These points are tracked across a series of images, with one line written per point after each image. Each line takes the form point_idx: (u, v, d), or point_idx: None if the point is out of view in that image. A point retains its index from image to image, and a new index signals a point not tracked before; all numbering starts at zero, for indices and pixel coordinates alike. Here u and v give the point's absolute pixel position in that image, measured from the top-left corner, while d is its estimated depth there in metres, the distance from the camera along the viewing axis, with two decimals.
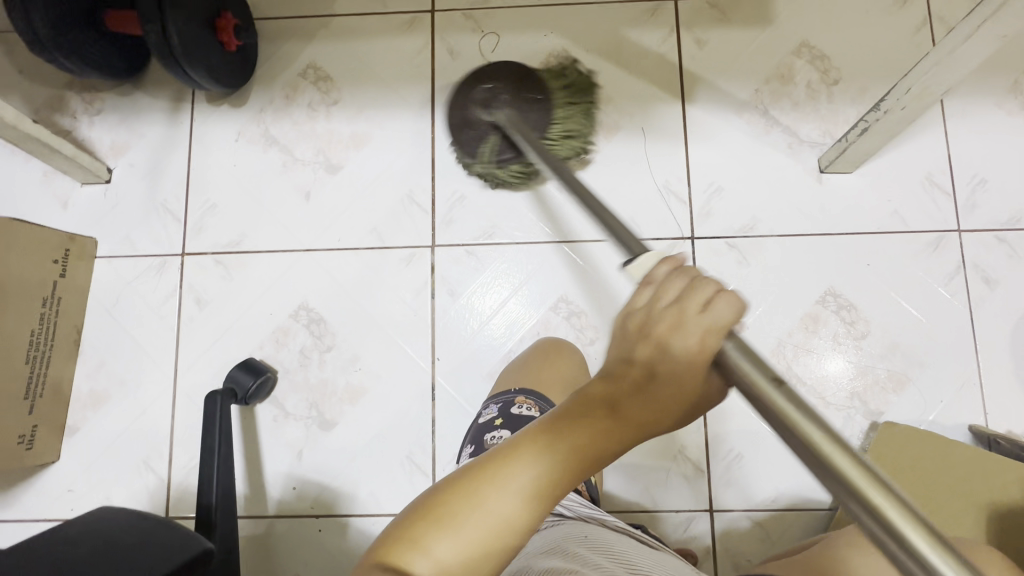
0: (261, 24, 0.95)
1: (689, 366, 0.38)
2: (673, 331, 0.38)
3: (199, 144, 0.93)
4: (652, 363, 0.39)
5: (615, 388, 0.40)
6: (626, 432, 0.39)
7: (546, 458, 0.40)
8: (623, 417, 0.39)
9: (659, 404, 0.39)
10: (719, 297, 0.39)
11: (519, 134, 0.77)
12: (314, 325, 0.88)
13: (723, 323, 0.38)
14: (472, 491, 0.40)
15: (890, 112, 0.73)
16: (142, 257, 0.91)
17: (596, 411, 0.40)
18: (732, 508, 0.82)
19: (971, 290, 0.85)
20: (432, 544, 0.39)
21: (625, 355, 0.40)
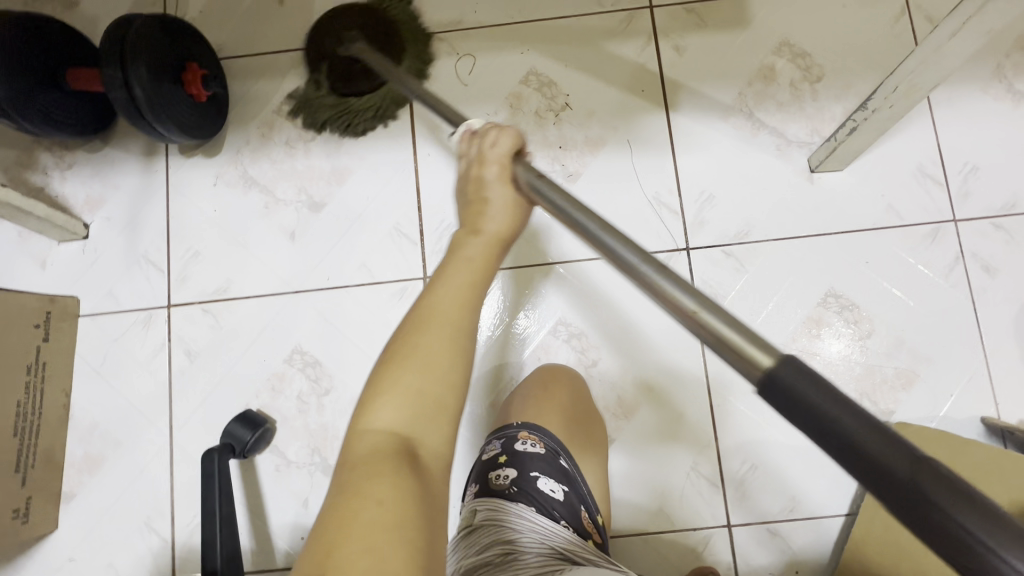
0: (231, 64, 0.93)
1: (497, 180, 0.52)
2: (481, 169, 0.52)
3: (176, 191, 0.91)
4: (479, 193, 0.51)
5: (471, 221, 0.50)
6: (494, 240, 0.49)
7: (450, 277, 0.46)
8: (483, 232, 0.49)
9: (501, 209, 0.51)
10: (497, 133, 0.54)
11: (379, 65, 0.82)
12: (310, 369, 0.86)
13: (507, 146, 0.53)
14: (408, 329, 0.43)
15: (878, 111, 0.72)
16: (127, 312, 0.88)
17: (463, 239, 0.49)
18: (750, 522, 0.81)
19: (972, 280, 0.84)
20: (395, 385, 0.41)
21: (462, 202, 0.53)
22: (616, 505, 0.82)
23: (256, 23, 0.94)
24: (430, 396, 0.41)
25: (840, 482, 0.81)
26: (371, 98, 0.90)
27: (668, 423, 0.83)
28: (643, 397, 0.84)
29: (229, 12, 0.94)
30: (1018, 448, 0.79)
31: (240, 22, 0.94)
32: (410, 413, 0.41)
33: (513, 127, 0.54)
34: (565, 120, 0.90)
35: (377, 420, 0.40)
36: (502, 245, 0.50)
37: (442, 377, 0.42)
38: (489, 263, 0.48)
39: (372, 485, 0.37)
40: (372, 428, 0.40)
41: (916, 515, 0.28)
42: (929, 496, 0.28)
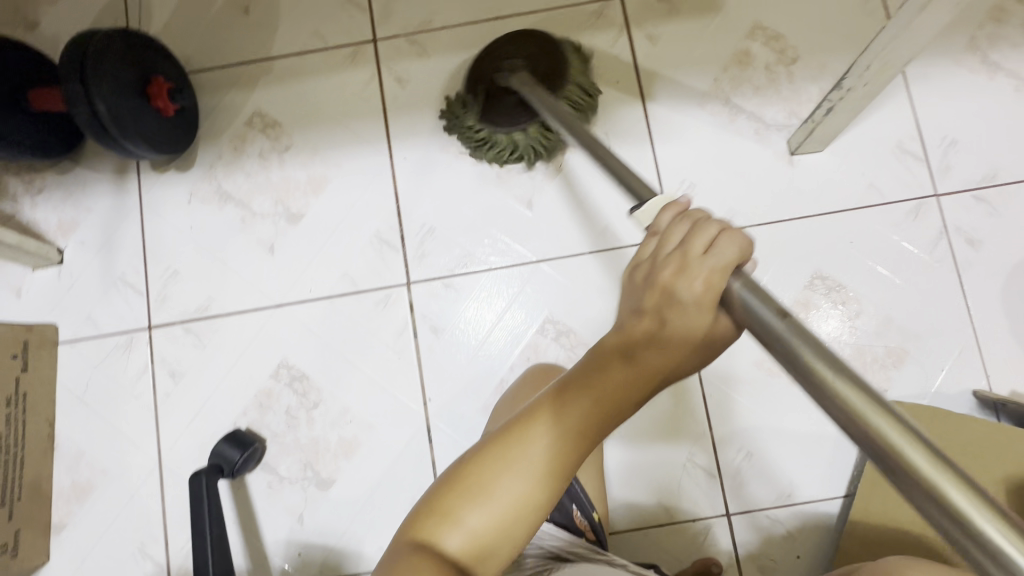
0: (199, 78, 0.91)
1: (694, 307, 0.37)
2: (677, 275, 0.37)
3: (150, 210, 0.89)
4: (658, 311, 0.38)
5: (629, 339, 0.39)
6: (639, 383, 0.39)
7: (563, 422, 0.40)
8: (636, 367, 0.39)
9: (675, 351, 0.38)
10: (719, 236, 0.37)
11: (534, 98, 0.71)
12: (297, 383, 0.85)
13: (727, 260, 0.36)
14: (496, 465, 0.41)
15: (854, 89, 0.71)
16: (107, 336, 0.87)
17: (606, 365, 0.40)
18: (748, 510, 0.80)
19: (957, 254, 0.84)
20: (462, 517, 0.41)
21: (636, 300, 0.40)
22: (614, 501, 0.81)
23: (221, 34, 0.92)
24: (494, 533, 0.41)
25: (837, 464, 0.81)
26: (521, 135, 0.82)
27: (662, 414, 0.83)
28: None
29: (192, 24, 0.92)
30: (1010, 419, 0.79)
31: (204, 33, 0.92)
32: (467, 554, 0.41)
33: (747, 233, 0.37)
34: None
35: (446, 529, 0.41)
36: (649, 392, 0.40)
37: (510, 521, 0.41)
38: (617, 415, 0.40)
39: None
40: (438, 533, 0.41)
41: None
42: None
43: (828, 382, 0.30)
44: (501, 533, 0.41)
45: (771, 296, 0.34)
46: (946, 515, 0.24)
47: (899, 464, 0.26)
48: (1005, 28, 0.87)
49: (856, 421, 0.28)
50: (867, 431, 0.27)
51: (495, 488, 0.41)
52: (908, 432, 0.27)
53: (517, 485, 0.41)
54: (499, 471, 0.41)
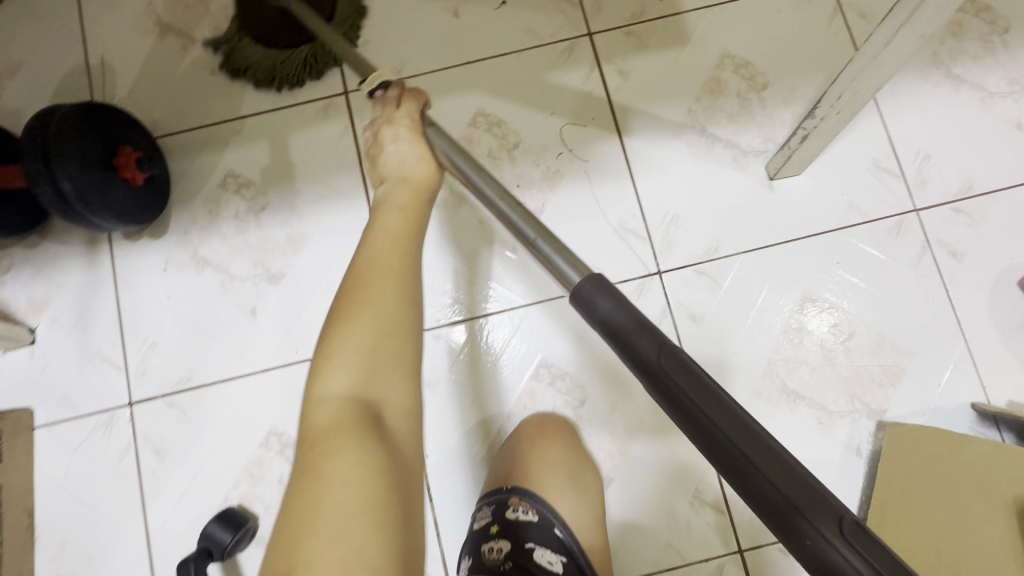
0: (168, 143, 0.89)
1: (411, 134, 0.60)
2: (390, 127, 0.61)
3: (124, 280, 0.87)
4: (393, 154, 0.60)
5: (388, 182, 0.60)
6: (414, 190, 0.58)
7: (380, 235, 0.53)
8: (405, 186, 0.58)
9: (416, 160, 0.60)
10: (406, 96, 0.62)
11: (304, 17, 0.81)
12: (289, 450, 0.82)
13: (414, 106, 0.62)
14: (352, 292, 0.50)
15: (826, 118, 0.71)
16: (86, 417, 0.83)
17: (386, 195, 0.58)
18: (761, 543, 0.79)
19: (942, 267, 0.84)
20: (342, 348, 0.47)
21: (377, 166, 0.62)
22: (614, 530, 0.80)
23: (189, 96, 0.91)
24: (374, 348, 0.47)
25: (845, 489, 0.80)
26: (299, 52, 0.89)
27: (653, 411, 0.82)
28: (636, 432, 0.82)
29: (159, 89, 0.91)
30: (1010, 431, 0.79)
31: (171, 97, 0.91)
32: (363, 374, 0.47)
33: (419, 90, 0.63)
34: (519, 157, 0.88)
35: (335, 378, 0.47)
36: (427, 197, 0.59)
37: (387, 331, 0.48)
38: (415, 212, 0.56)
39: (342, 445, 0.43)
40: (331, 385, 0.47)
41: (785, 524, 0.35)
42: (793, 507, 0.35)
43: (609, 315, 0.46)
44: (381, 333, 0.48)
45: (450, 138, 0.60)
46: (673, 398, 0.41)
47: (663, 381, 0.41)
48: (965, 42, 0.89)
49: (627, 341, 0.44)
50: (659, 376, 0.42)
51: (362, 305, 0.49)
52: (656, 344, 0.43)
53: (377, 295, 0.49)
54: (359, 296, 0.49)
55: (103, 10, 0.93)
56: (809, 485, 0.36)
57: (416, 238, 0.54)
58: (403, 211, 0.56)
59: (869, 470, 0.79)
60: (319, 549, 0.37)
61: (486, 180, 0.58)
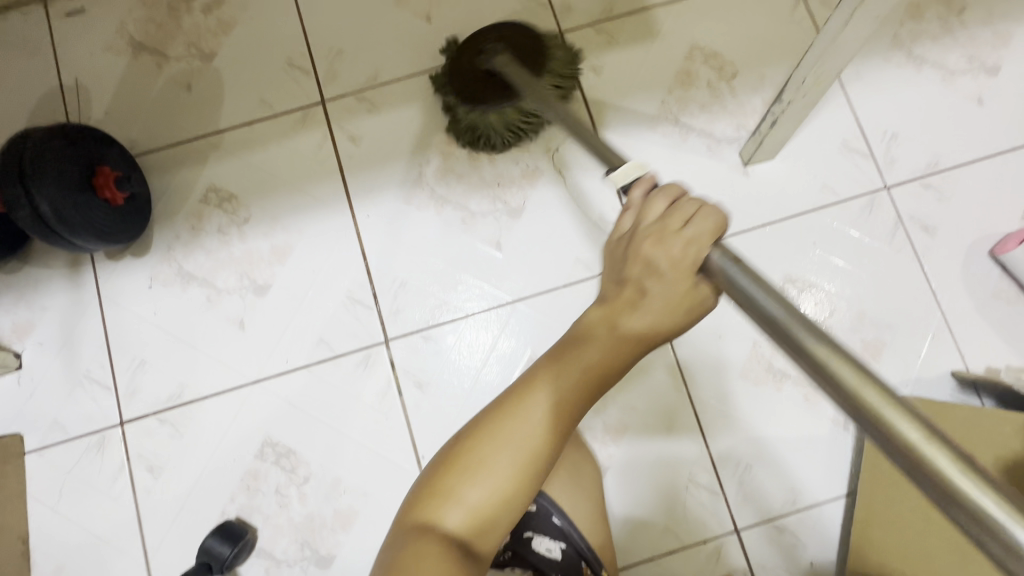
0: (148, 161, 0.89)
1: (669, 270, 0.42)
2: (655, 245, 0.42)
3: (110, 300, 0.86)
4: (642, 279, 0.43)
5: (613, 309, 0.44)
6: (624, 344, 0.43)
7: (553, 387, 0.43)
8: (618, 330, 0.43)
9: (658, 310, 0.42)
10: (698, 211, 0.42)
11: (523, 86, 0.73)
12: (284, 459, 0.82)
13: (704, 231, 0.41)
14: (493, 435, 0.43)
15: (793, 101, 0.73)
16: (77, 439, 0.83)
17: (592, 330, 0.44)
18: (758, 522, 0.80)
19: (915, 242, 0.87)
20: (459, 492, 0.43)
21: (616, 279, 0.45)
22: (614, 517, 0.81)
23: (168, 113, 0.91)
24: (487, 508, 0.43)
25: (834, 463, 0.81)
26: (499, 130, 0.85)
27: (646, 388, 0.83)
28: (629, 421, 0.83)
29: (135, 107, 0.91)
30: (991, 396, 0.81)
31: (148, 115, 0.91)
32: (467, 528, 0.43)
33: (723, 210, 0.42)
34: (498, 157, 0.89)
35: (442, 511, 0.43)
36: (632, 357, 0.44)
37: (504, 497, 0.43)
38: (605, 373, 0.43)
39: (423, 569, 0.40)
40: (435, 514, 0.43)
41: None
42: None
43: (808, 346, 0.34)
44: (503, 498, 0.43)
45: (751, 269, 0.40)
46: (888, 440, 0.29)
47: (878, 425, 0.30)
48: (924, 23, 0.92)
49: (817, 365, 0.34)
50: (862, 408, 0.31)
51: (492, 458, 0.43)
52: (861, 375, 0.32)
53: (515, 457, 0.43)
54: (493, 444, 0.43)
55: (75, 32, 0.93)
56: None
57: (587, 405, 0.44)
58: (591, 370, 0.43)
59: (855, 443, 0.81)
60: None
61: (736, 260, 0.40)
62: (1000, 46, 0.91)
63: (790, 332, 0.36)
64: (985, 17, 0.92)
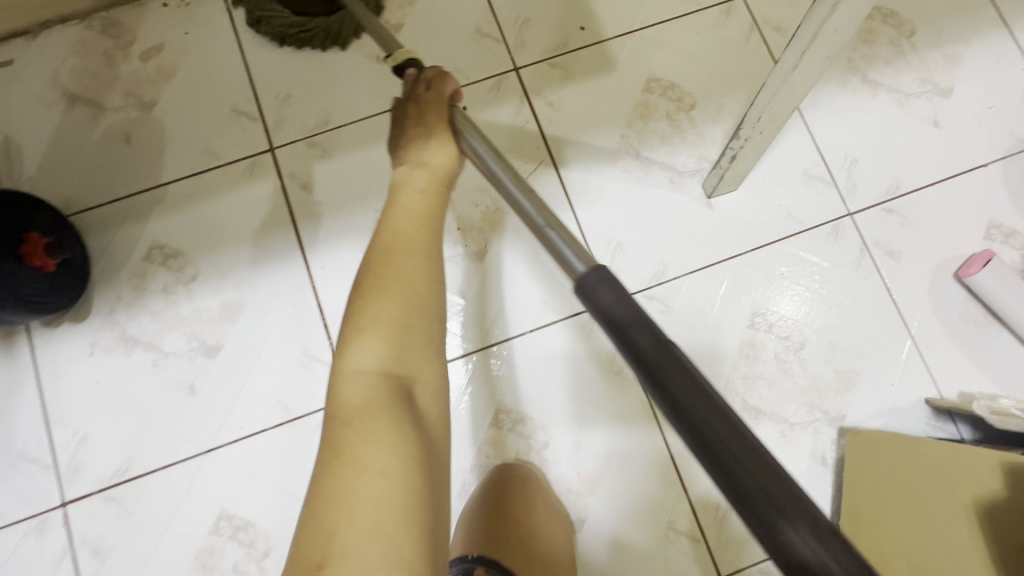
0: (85, 220, 0.84)
1: (433, 112, 0.57)
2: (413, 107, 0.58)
3: (47, 370, 0.81)
4: (414, 131, 0.58)
5: (410, 161, 0.57)
6: (436, 171, 0.57)
7: (404, 214, 0.54)
8: (427, 165, 0.57)
9: (440, 147, 0.57)
10: (437, 76, 0.59)
11: None
12: (242, 533, 0.77)
13: (439, 87, 0.58)
14: (380, 264, 0.51)
15: (751, 137, 0.72)
16: (14, 524, 0.77)
17: (406, 175, 0.57)
18: (740, 568, 0.77)
19: (881, 268, 0.86)
20: (366, 329, 0.48)
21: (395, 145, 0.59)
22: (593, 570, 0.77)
23: (105, 168, 0.86)
24: (395, 327, 0.48)
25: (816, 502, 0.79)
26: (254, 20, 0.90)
27: (620, 433, 0.81)
28: (604, 470, 0.80)
29: (70, 163, 0.86)
30: (965, 423, 0.80)
31: (84, 170, 0.86)
32: (389, 352, 0.48)
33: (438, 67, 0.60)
34: (456, 200, 0.87)
35: (360, 357, 0.48)
36: (448, 179, 0.58)
37: (410, 308, 0.49)
38: (435, 192, 0.56)
39: (374, 419, 0.44)
40: (356, 364, 0.47)
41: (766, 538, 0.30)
42: (776, 518, 0.30)
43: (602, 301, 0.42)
44: (409, 309, 0.49)
45: (473, 121, 0.57)
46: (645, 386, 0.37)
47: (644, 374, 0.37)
48: (876, 47, 0.92)
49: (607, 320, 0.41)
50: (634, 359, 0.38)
51: (390, 283, 0.49)
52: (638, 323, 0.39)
53: (405, 274, 0.50)
54: (384, 273, 0.50)
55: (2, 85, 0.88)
56: (803, 499, 0.30)
57: (439, 219, 0.55)
58: (425, 191, 0.56)
59: (835, 479, 0.79)
60: (358, 542, 0.39)
61: (494, 152, 0.54)
62: (952, 68, 0.92)
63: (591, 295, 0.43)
64: (936, 39, 0.93)
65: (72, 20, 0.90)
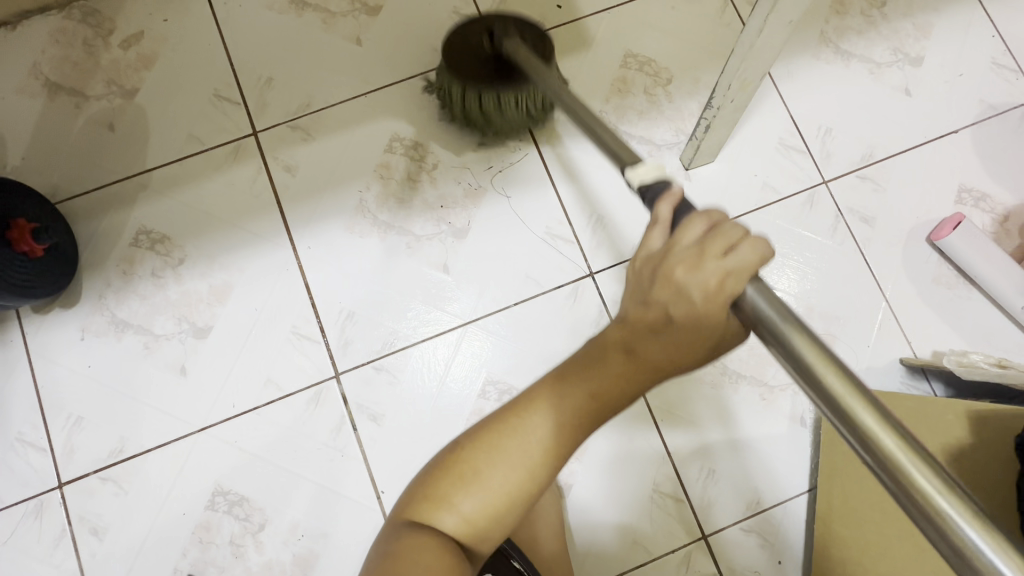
0: (72, 208, 0.85)
1: (703, 301, 0.39)
2: (689, 272, 0.40)
3: (39, 355, 0.82)
4: (667, 305, 0.41)
5: (635, 332, 0.43)
6: (641, 375, 0.44)
7: (563, 404, 0.46)
8: (639, 360, 0.43)
9: (679, 347, 0.42)
10: (741, 243, 0.39)
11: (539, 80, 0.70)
12: (237, 507, 0.79)
13: (746, 263, 0.39)
14: (504, 443, 0.47)
15: (723, 106, 0.74)
16: (12, 507, 0.78)
17: (609, 359, 0.45)
18: (723, 525, 0.80)
19: (856, 233, 0.88)
20: (457, 494, 0.47)
21: (640, 306, 0.43)
22: (582, 530, 0.80)
23: (90, 155, 0.87)
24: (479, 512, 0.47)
25: (794, 461, 0.81)
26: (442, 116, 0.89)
27: None
28: (589, 437, 0.82)
29: (55, 151, 0.87)
30: (938, 380, 0.83)
31: (69, 158, 0.87)
32: (466, 524, 0.47)
33: (769, 246, 0.39)
34: (439, 178, 0.88)
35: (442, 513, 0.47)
36: (638, 392, 0.45)
37: (499, 503, 0.47)
38: (613, 404, 0.45)
39: None
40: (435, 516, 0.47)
41: None
42: None
43: (799, 354, 0.36)
44: (497, 506, 0.47)
45: (782, 302, 0.38)
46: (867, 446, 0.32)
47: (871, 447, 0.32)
48: (849, 18, 0.94)
49: (807, 372, 0.35)
50: (847, 417, 0.33)
51: (498, 465, 0.47)
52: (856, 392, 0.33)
53: (509, 475, 0.47)
54: (501, 447, 0.47)
55: None
56: None
57: (586, 430, 0.47)
58: (596, 397, 0.45)
59: (814, 438, 0.82)
60: None
61: (764, 295, 0.38)
62: (921, 37, 0.94)
63: (790, 346, 0.36)
64: (906, 9, 0.94)
65: (51, 9, 0.90)
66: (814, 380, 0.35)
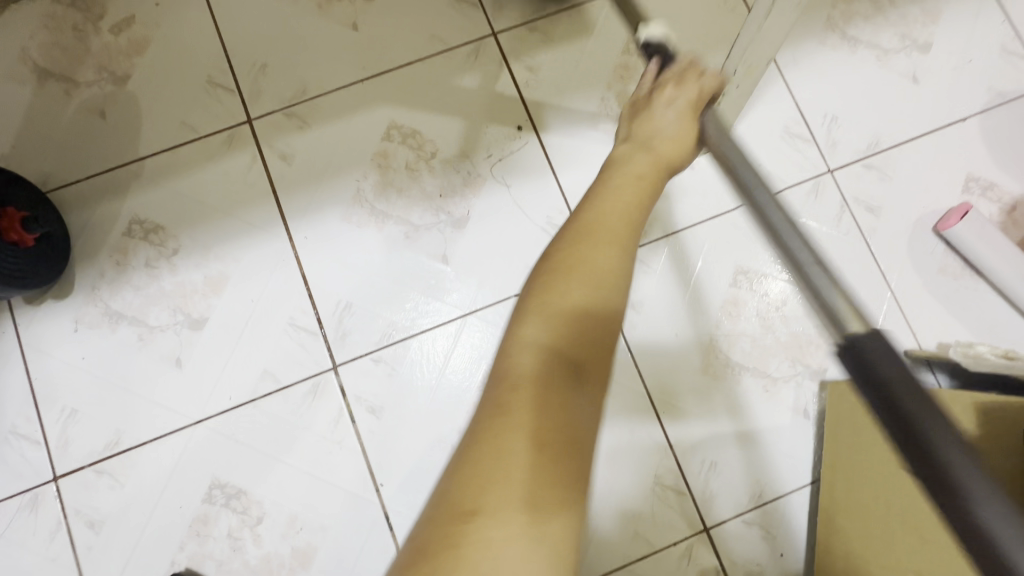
0: (63, 198, 0.84)
1: (680, 109, 0.60)
2: (675, 89, 0.61)
3: (32, 347, 0.81)
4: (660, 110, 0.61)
5: (643, 143, 0.60)
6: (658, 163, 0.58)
7: (615, 196, 0.53)
8: (653, 154, 0.58)
9: (676, 133, 0.59)
10: (703, 72, 0.61)
11: None
12: (235, 500, 0.78)
13: (710, 83, 0.61)
14: (579, 239, 0.49)
15: (728, 92, 0.72)
16: (7, 501, 0.77)
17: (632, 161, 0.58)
18: (726, 519, 0.79)
19: (861, 223, 0.87)
20: (548, 299, 0.46)
21: (639, 130, 0.62)
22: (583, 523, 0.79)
23: (80, 144, 0.85)
24: (577, 304, 0.46)
25: (797, 453, 0.81)
26: None
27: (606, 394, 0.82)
28: None
29: (45, 139, 0.85)
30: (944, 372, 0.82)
31: (59, 147, 0.85)
32: (568, 326, 0.45)
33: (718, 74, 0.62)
34: (438, 167, 0.86)
35: (533, 323, 0.46)
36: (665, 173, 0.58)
37: (596, 290, 0.46)
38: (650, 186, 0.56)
39: (536, 394, 0.42)
40: (529, 328, 0.46)
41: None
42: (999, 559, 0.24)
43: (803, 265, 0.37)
44: (596, 293, 0.46)
45: (720, 118, 0.54)
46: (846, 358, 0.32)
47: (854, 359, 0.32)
48: (856, 3, 0.92)
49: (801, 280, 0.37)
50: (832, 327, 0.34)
51: (583, 258, 0.48)
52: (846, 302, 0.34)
53: (595, 261, 0.48)
54: (579, 246, 0.49)
55: None
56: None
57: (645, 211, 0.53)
58: (635, 184, 0.55)
59: (817, 431, 0.81)
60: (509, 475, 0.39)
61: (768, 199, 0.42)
62: (930, 23, 0.92)
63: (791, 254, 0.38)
64: None
65: None
66: (809, 282, 0.36)
